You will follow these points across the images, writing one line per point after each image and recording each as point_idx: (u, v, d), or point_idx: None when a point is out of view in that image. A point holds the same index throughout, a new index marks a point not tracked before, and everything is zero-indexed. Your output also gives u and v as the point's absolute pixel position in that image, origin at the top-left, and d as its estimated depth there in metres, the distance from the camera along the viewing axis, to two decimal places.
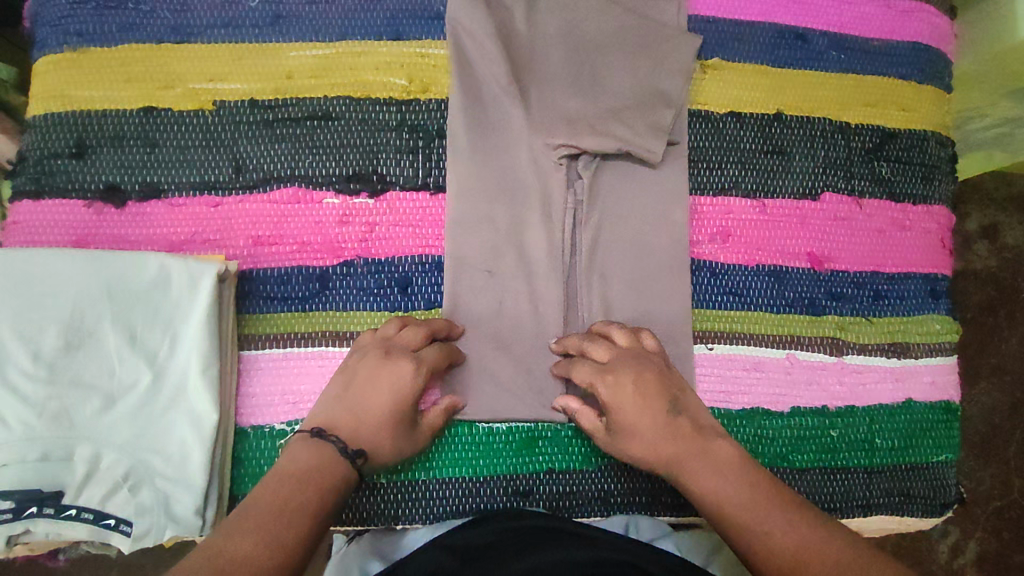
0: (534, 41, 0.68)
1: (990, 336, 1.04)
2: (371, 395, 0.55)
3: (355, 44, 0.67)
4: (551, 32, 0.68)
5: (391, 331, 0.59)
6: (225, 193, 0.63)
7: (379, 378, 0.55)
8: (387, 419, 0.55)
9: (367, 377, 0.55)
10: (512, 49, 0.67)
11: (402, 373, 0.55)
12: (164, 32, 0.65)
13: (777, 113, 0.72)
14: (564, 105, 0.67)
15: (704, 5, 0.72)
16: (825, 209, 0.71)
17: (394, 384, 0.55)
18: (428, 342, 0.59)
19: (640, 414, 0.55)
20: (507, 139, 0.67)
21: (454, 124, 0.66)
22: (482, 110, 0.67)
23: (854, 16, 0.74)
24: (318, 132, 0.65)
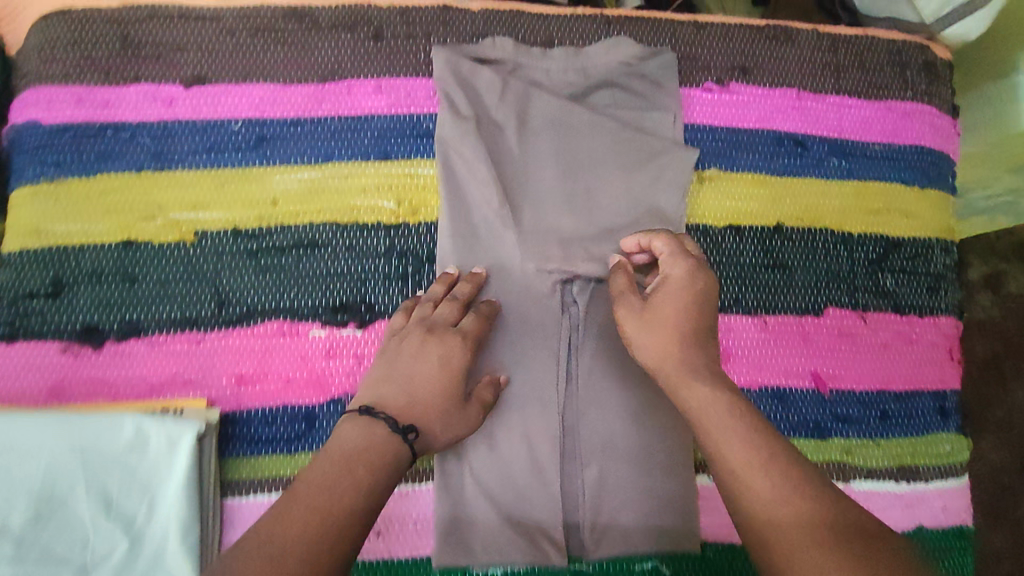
0: (526, 159, 0.66)
1: (994, 389, 0.96)
2: (417, 380, 0.55)
3: (342, 165, 0.65)
4: (543, 149, 0.66)
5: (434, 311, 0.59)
6: (207, 329, 0.61)
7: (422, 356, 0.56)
8: (403, 437, 0.51)
9: (413, 355, 0.56)
10: (503, 169, 0.65)
11: (447, 348, 0.57)
12: (145, 159, 0.62)
13: (777, 225, 0.70)
14: (558, 227, 0.65)
15: (700, 113, 0.70)
16: (828, 325, 0.69)
17: (444, 356, 0.56)
18: (464, 314, 0.60)
19: (696, 300, 0.56)
20: (499, 264, 0.65)
21: (445, 249, 0.64)
22: (473, 234, 0.65)
23: (855, 119, 0.72)
24: (304, 261, 0.63)
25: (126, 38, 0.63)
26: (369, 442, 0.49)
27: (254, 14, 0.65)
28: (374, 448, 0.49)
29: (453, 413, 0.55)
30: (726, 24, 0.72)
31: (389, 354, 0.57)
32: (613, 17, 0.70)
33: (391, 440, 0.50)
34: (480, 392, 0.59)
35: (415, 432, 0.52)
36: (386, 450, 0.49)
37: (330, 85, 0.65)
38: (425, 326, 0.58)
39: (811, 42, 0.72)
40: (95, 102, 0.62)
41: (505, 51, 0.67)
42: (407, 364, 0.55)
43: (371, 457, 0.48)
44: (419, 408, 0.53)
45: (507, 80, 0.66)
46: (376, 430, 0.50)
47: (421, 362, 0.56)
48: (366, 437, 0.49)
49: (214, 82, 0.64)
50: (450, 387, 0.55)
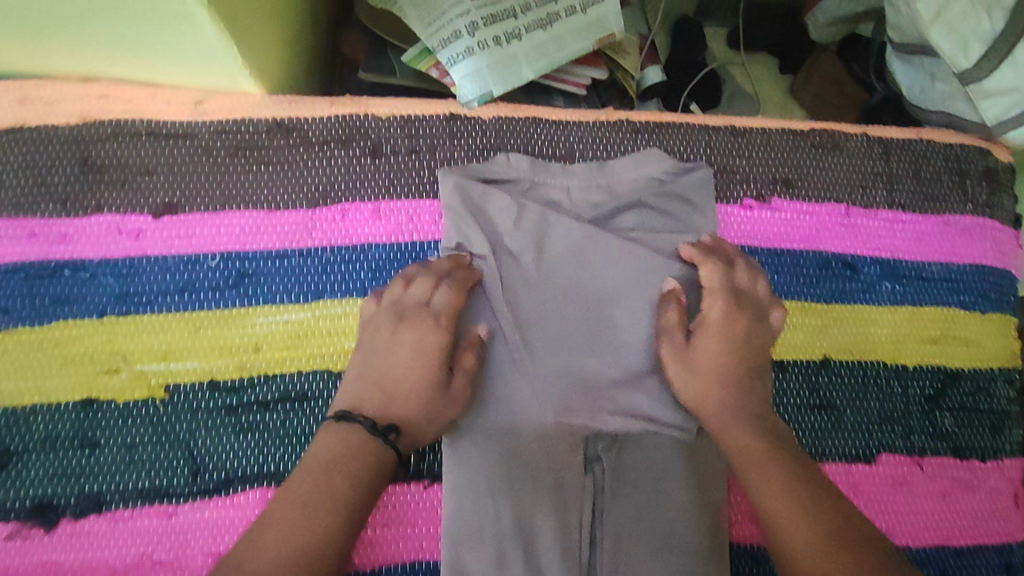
0: (544, 293, 0.58)
1: None
2: (396, 373, 0.53)
3: (334, 303, 0.57)
4: (564, 280, 0.59)
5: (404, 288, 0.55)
6: (179, 500, 0.53)
7: (394, 348, 0.53)
8: (383, 440, 0.50)
9: (387, 349, 0.53)
10: (517, 306, 0.58)
11: (421, 332, 0.54)
12: (108, 302, 0.54)
13: (823, 359, 0.62)
14: (580, 372, 0.58)
15: (738, 232, 0.62)
16: (881, 473, 0.62)
17: (418, 341, 0.53)
18: (437, 289, 0.55)
19: (735, 344, 0.56)
20: (513, 416, 0.57)
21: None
22: (483, 381, 0.57)
23: (909, 236, 0.65)
24: (292, 416, 0.55)
25: (86, 160, 0.55)
26: (350, 450, 0.49)
27: (232, 129, 0.57)
28: (350, 455, 0.49)
29: (439, 399, 0.53)
30: (767, 129, 0.64)
31: (364, 343, 0.54)
32: (641, 124, 0.63)
33: (369, 442, 0.49)
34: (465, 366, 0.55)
35: (396, 433, 0.51)
36: (364, 455, 0.49)
37: (320, 210, 0.57)
38: (398, 309, 0.54)
39: (860, 150, 0.65)
40: (51, 236, 0.54)
41: (521, 168, 0.59)
42: (383, 356, 0.53)
43: (348, 465, 0.48)
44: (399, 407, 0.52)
45: (522, 201, 0.59)
46: (352, 434, 0.50)
47: (395, 355, 0.53)
48: (342, 441, 0.49)
49: (188, 210, 0.56)
50: (427, 370, 0.53)
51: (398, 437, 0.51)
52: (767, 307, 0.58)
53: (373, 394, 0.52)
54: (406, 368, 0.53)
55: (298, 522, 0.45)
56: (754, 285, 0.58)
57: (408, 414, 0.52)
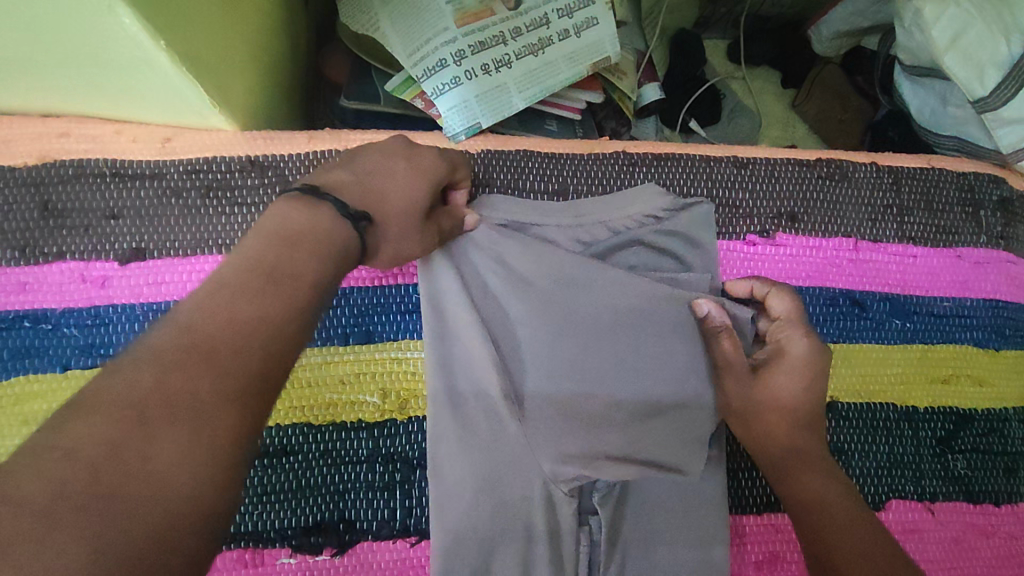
0: (526, 329, 0.54)
1: None
2: (381, 175, 0.46)
3: (316, 352, 0.54)
4: (552, 313, 0.55)
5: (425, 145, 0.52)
6: None
7: (389, 161, 0.47)
8: (352, 223, 0.42)
9: (382, 157, 0.48)
10: (500, 344, 0.54)
11: (424, 159, 0.49)
12: (72, 355, 0.51)
13: (831, 402, 0.59)
14: (577, 410, 0.54)
15: (740, 270, 0.59)
16: (892, 520, 0.59)
17: (414, 162, 0.48)
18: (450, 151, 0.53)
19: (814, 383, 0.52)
20: (510, 462, 0.53)
21: (440, 453, 0.53)
22: (471, 429, 0.53)
23: (919, 270, 0.62)
24: (270, 473, 0.52)
25: (46, 204, 0.52)
26: (313, 226, 0.40)
27: (202, 168, 0.54)
28: (317, 231, 0.40)
29: (412, 222, 0.47)
30: (771, 158, 0.61)
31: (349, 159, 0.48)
32: (639, 156, 0.60)
33: (334, 219, 0.42)
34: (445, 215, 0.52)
35: (368, 221, 0.43)
36: (333, 235, 0.41)
37: None
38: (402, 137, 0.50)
39: (867, 181, 0.62)
40: (10, 285, 0.51)
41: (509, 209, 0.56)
42: (368, 157, 0.47)
43: (312, 243, 0.40)
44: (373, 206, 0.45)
45: (511, 238, 0.55)
46: (320, 214, 0.41)
47: (390, 164, 0.47)
48: (309, 219, 0.41)
49: (157, 255, 0.53)
50: (424, 189, 0.47)
51: (369, 227, 0.44)
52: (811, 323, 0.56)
53: (353, 185, 0.45)
54: (396, 175, 0.47)
55: (248, 289, 0.35)
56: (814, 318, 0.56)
57: (380, 210, 0.45)
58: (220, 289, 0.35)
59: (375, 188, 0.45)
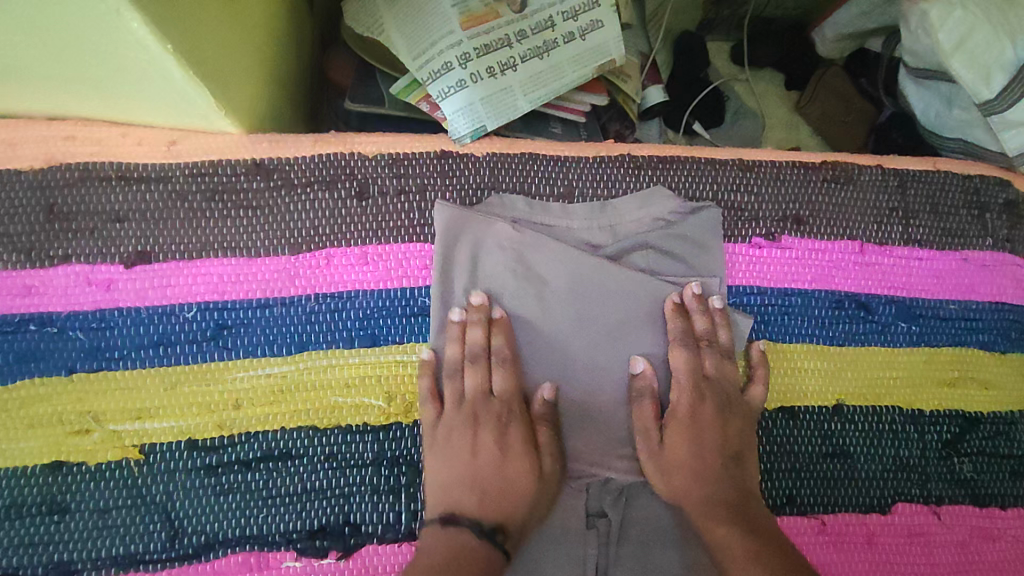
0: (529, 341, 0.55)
1: None
2: (502, 493, 0.52)
3: (320, 354, 0.53)
4: (550, 328, 0.55)
5: (482, 390, 0.54)
6: (157, 568, 0.50)
7: (493, 463, 0.53)
8: (491, 537, 0.49)
9: (467, 459, 0.53)
10: (500, 364, 0.54)
11: (517, 467, 0.53)
12: (78, 358, 0.51)
13: (837, 405, 0.59)
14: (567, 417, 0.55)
15: (747, 272, 0.59)
16: (897, 523, 0.59)
17: (508, 465, 0.53)
18: (508, 379, 0.55)
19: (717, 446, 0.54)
20: (502, 484, 0.52)
21: (428, 456, 0.52)
22: (462, 446, 0.53)
23: (925, 273, 0.62)
24: (275, 476, 0.52)
25: (51, 206, 0.52)
26: (453, 553, 0.48)
27: (209, 172, 0.54)
28: (464, 557, 0.48)
29: (515, 455, 0.53)
30: (777, 161, 0.61)
31: (437, 443, 0.52)
32: (645, 160, 0.59)
33: (479, 544, 0.49)
34: (547, 447, 0.54)
35: (502, 532, 0.50)
36: (481, 549, 0.49)
37: (303, 256, 0.54)
38: (498, 416, 0.54)
39: (873, 183, 0.62)
40: (15, 287, 0.51)
41: (529, 335, 0.56)
42: (468, 471, 0.52)
43: (458, 565, 0.47)
44: (494, 501, 0.51)
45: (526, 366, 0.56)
46: (461, 535, 0.49)
47: (479, 445, 0.53)
48: (454, 548, 0.48)
49: (163, 258, 0.53)
50: (515, 470, 0.53)
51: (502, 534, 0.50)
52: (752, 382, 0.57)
53: (467, 495, 0.51)
54: (508, 483, 0.52)
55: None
56: (726, 369, 0.57)
57: (505, 512, 0.51)
58: (411, 573, 0.46)
59: (488, 501, 0.51)
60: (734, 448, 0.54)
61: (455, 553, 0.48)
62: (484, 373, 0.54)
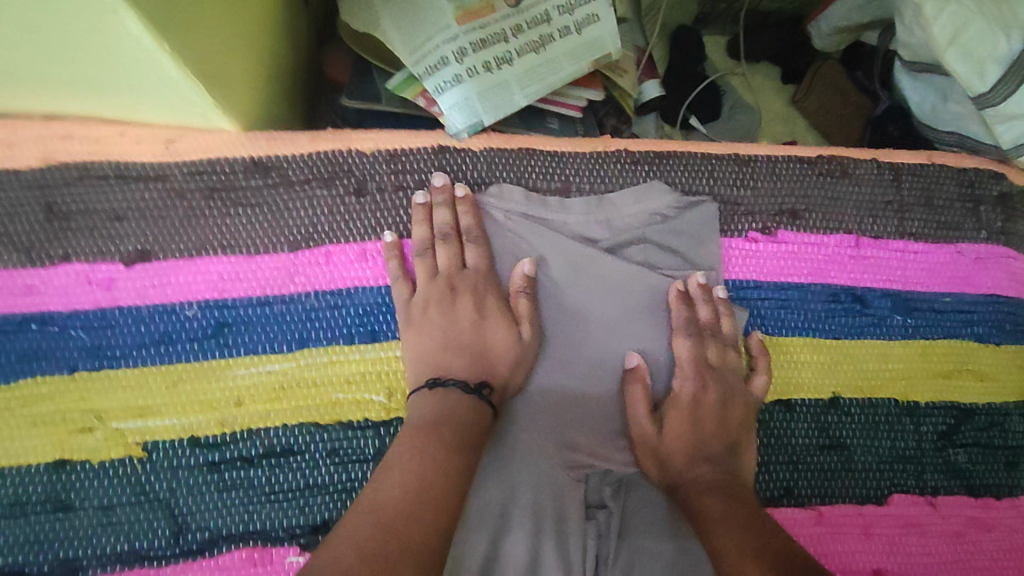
0: (501, 234, 0.57)
1: None
2: (483, 350, 0.54)
3: (320, 351, 0.54)
4: (524, 222, 0.57)
5: (454, 265, 0.56)
6: (162, 564, 0.50)
7: (471, 326, 0.55)
8: (478, 395, 0.52)
9: (444, 318, 0.54)
10: (473, 245, 0.56)
11: (497, 323, 0.55)
12: (79, 356, 0.51)
13: (833, 398, 0.60)
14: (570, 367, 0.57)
15: (744, 266, 0.60)
16: (893, 513, 0.60)
17: (489, 328, 0.55)
18: (478, 253, 0.56)
19: (716, 436, 0.55)
20: (486, 342, 0.55)
21: (405, 318, 0.54)
22: (444, 316, 0.54)
23: (920, 266, 0.62)
24: (277, 472, 0.52)
25: (51, 206, 0.52)
26: (442, 411, 0.50)
27: (207, 170, 0.54)
28: (454, 413, 0.50)
29: (494, 311, 0.55)
30: (772, 155, 0.61)
31: (413, 320, 0.54)
32: (641, 154, 0.59)
33: (468, 399, 0.52)
34: (526, 316, 0.56)
35: (489, 386, 0.53)
36: (468, 411, 0.51)
37: (303, 252, 0.54)
38: (473, 287, 0.56)
39: (868, 177, 0.62)
40: (16, 288, 0.51)
41: (502, 234, 0.57)
42: (445, 335, 0.54)
43: (448, 425, 0.49)
44: (476, 362, 0.54)
45: (496, 245, 0.58)
46: (450, 395, 0.51)
47: (457, 310, 0.55)
48: (443, 406, 0.51)
49: (162, 257, 0.53)
50: (494, 330, 0.55)
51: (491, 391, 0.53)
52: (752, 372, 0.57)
53: (449, 356, 0.54)
54: (491, 342, 0.55)
55: (463, 465, 0.47)
56: (728, 360, 0.57)
57: (491, 365, 0.54)
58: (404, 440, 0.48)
59: (472, 356, 0.54)
60: (733, 441, 0.55)
61: (446, 408, 0.50)
62: (456, 249, 0.56)
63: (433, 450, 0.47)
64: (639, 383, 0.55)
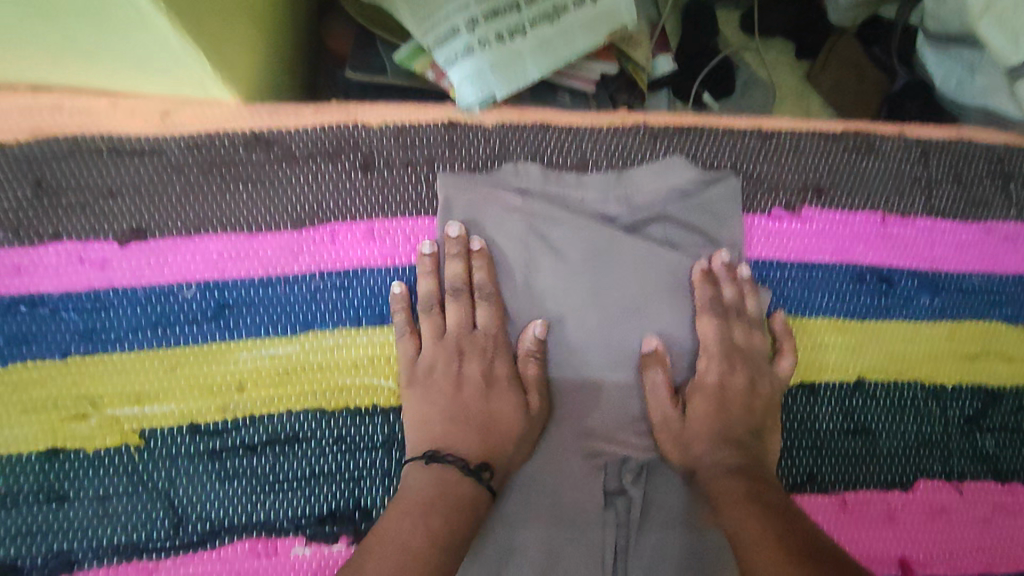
0: (517, 280, 0.54)
1: None
2: (487, 423, 0.51)
3: (326, 334, 0.51)
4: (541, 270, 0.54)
5: (463, 327, 0.53)
6: (161, 556, 0.48)
7: (477, 402, 0.52)
8: (478, 478, 0.49)
9: (448, 392, 0.52)
10: (486, 297, 0.53)
11: (505, 401, 0.52)
12: (72, 340, 0.49)
13: (859, 381, 0.58)
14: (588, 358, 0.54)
15: (766, 245, 0.57)
16: (919, 500, 0.58)
17: (494, 404, 0.52)
18: (491, 316, 0.53)
19: (740, 419, 0.53)
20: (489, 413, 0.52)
21: (409, 390, 0.51)
22: (446, 388, 0.52)
23: (948, 245, 0.60)
24: (282, 460, 0.50)
25: (40, 181, 0.50)
26: (437, 501, 0.47)
27: (205, 144, 0.51)
28: (450, 495, 0.48)
29: (502, 387, 0.52)
30: (796, 130, 0.59)
31: (417, 381, 0.51)
32: (660, 128, 0.57)
33: (465, 480, 0.48)
34: (534, 385, 0.53)
35: (490, 470, 0.50)
36: (464, 495, 0.48)
37: (307, 231, 0.52)
38: (482, 351, 0.53)
39: (894, 152, 0.60)
40: (5, 267, 0.49)
41: (512, 277, 0.54)
42: (448, 409, 0.51)
43: (440, 513, 0.46)
44: (482, 436, 0.51)
45: (508, 290, 0.54)
46: (448, 472, 0.49)
47: (463, 384, 0.52)
48: (439, 484, 0.48)
49: (159, 235, 0.50)
50: (499, 410, 0.52)
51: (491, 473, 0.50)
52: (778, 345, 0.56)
53: (450, 428, 0.51)
54: (497, 416, 0.52)
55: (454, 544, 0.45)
56: (754, 341, 0.55)
57: (495, 443, 0.51)
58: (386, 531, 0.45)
59: (476, 437, 0.51)
60: (756, 426, 0.53)
61: (443, 484, 0.48)
62: (466, 309, 0.53)
63: (419, 540, 0.45)
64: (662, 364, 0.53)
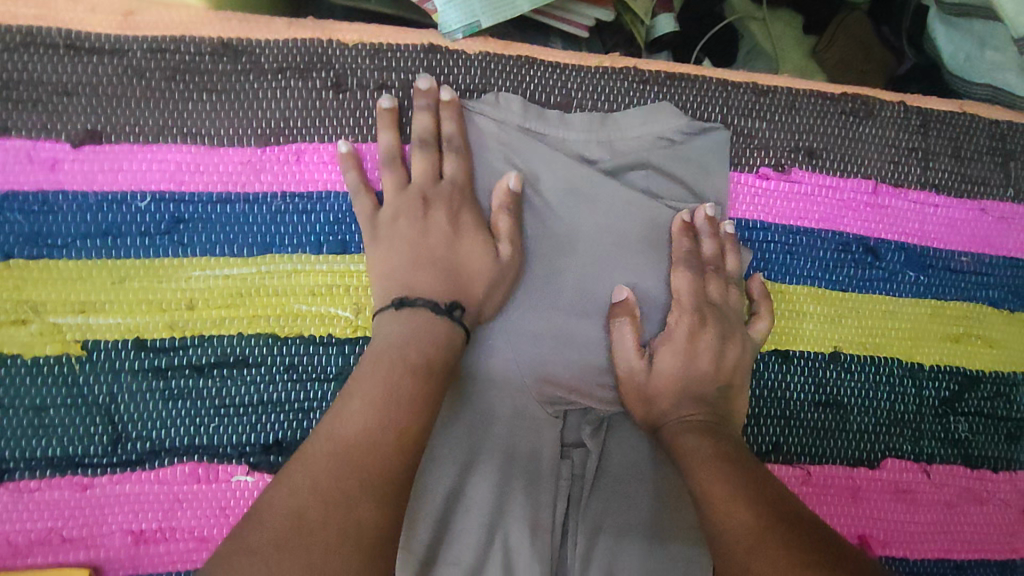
0: (493, 151, 0.52)
1: None
2: (460, 261, 0.48)
3: (283, 258, 0.49)
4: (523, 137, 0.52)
5: (429, 178, 0.49)
6: (97, 471, 0.46)
7: (451, 246, 0.48)
8: (449, 316, 0.46)
9: (416, 231, 0.48)
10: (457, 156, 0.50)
11: (476, 246, 0.49)
12: (14, 242, 0.46)
13: (834, 353, 0.56)
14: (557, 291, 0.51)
15: (750, 206, 0.55)
16: (885, 479, 0.56)
17: (466, 245, 0.48)
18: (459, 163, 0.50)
19: (709, 378, 0.51)
20: (460, 258, 0.48)
21: (374, 228, 0.48)
22: (417, 233, 0.48)
23: (940, 222, 0.58)
24: (229, 384, 0.48)
25: None
26: (414, 335, 0.44)
27: (169, 48, 0.49)
28: (422, 338, 0.44)
29: (474, 230, 0.49)
30: (793, 88, 0.56)
31: (382, 233, 0.48)
32: (651, 74, 0.54)
33: (438, 317, 0.45)
34: (507, 233, 0.50)
35: (462, 309, 0.47)
36: (437, 334, 0.44)
37: (271, 149, 0.49)
38: (450, 198, 0.49)
39: (893, 120, 0.58)
40: None
41: (487, 165, 0.52)
42: (417, 246, 0.48)
43: (423, 345, 0.43)
44: (451, 278, 0.47)
45: (480, 170, 0.52)
46: (417, 315, 0.45)
47: (434, 232, 0.48)
48: (411, 327, 0.44)
49: (114, 140, 0.48)
50: (472, 264, 0.48)
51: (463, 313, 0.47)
52: (755, 308, 0.54)
53: (420, 272, 0.47)
54: (470, 256, 0.48)
55: None
56: (730, 298, 0.53)
57: (465, 285, 0.47)
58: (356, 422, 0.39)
59: (448, 266, 0.48)
60: (724, 389, 0.51)
61: (418, 329, 0.44)
62: (434, 158, 0.50)
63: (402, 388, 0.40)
64: (629, 320, 0.51)
